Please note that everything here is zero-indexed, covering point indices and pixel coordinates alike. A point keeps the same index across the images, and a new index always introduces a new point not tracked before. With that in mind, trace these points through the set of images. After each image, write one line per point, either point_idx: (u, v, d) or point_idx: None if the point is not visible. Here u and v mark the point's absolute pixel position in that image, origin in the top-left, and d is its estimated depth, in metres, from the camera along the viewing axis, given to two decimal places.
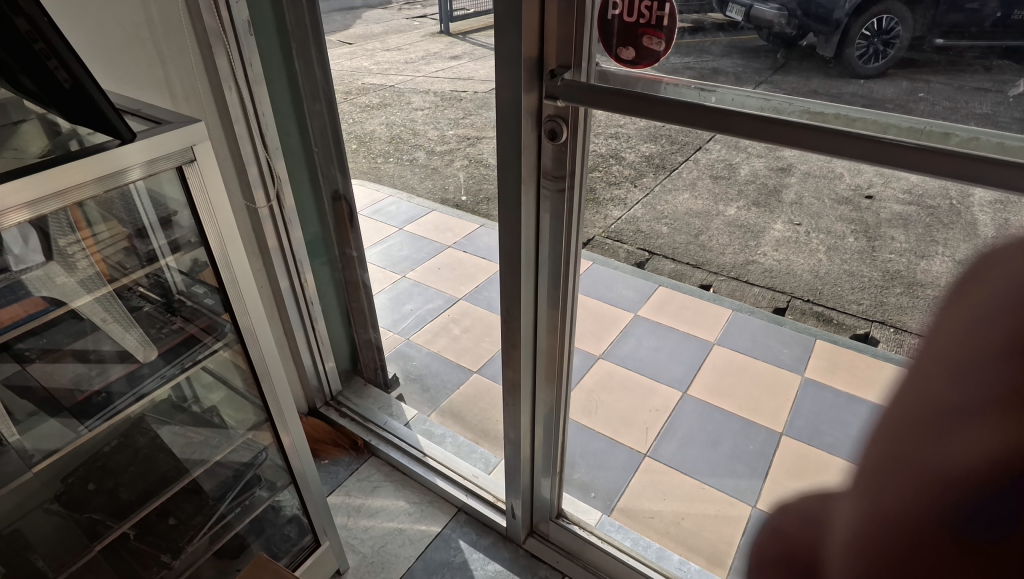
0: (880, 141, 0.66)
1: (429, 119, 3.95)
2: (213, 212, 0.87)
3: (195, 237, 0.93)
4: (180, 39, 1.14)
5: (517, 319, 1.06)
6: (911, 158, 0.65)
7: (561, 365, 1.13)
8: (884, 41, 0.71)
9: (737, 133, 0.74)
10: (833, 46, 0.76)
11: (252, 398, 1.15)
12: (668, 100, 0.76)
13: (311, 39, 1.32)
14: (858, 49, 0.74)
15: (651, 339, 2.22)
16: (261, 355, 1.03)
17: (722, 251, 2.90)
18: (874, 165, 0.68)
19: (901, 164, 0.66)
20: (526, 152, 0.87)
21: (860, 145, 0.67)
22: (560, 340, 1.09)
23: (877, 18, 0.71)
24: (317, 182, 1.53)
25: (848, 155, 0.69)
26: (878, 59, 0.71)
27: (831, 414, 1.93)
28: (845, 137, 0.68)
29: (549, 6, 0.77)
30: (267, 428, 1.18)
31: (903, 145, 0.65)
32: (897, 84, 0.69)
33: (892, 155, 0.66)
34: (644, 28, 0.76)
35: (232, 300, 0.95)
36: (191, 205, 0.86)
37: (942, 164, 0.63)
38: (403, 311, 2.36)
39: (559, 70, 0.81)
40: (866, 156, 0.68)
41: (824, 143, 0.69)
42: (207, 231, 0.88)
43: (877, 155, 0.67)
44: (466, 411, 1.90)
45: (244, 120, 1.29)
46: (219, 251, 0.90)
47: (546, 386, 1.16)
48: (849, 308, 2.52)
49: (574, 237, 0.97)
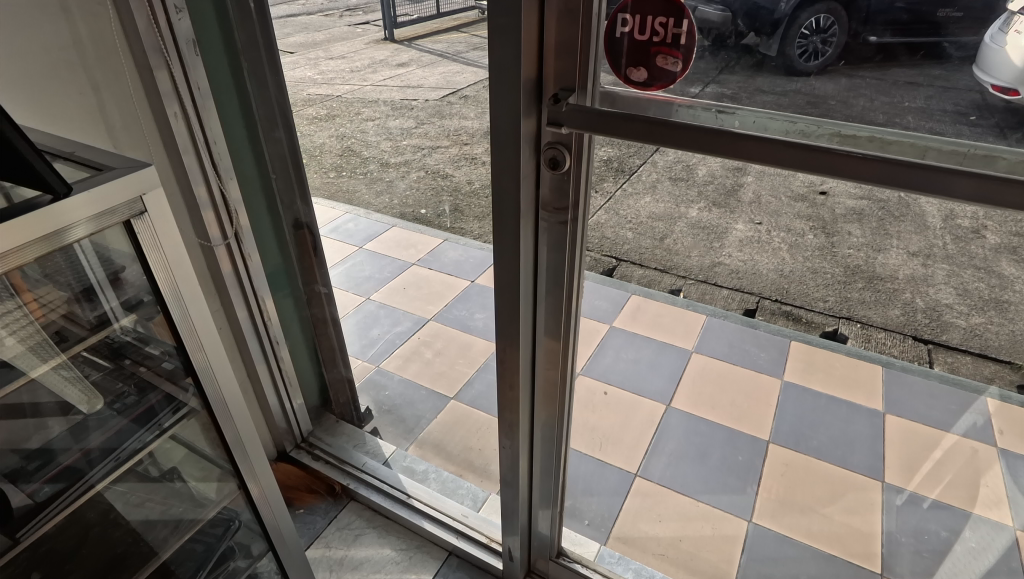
0: (926, 166, 0.61)
1: (382, 129, 3.83)
2: (170, 266, 0.76)
3: (148, 295, 0.80)
4: (117, 63, 1.01)
5: (513, 353, 0.97)
6: (963, 186, 0.60)
7: (560, 397, 1.05)
8: (822, 39, 0.68)
9: (767, 160, 0.67)
10: (776, 42, 0.71)
11: (216, 459, 1.02)
12: (692, 125, 0.69)
13: (265, 59, 1.21)
14: (798, 46, 0.70)
15: (629, 350, 2.18)
16: (226, 409, 0.92)
17: (688, 254, 2.91)
18: (913, 191, 0.62)
19: (953, 193, 0.61)
20: (525, 184, 0.80)
21: (910, 172, 0.62)
22: (559, 374, 1.01)
23: (815, 16, 0.67)
24: (277, 212, 1.42)
25: (888, 183, 0.63)
26: (817, 57, 0.69)
27: (815, 417, 1.92)
28: (885, 162, 0.62)
29: (548, 20, 0.70)
30: (234, 490, 1.06)
31: (955, 171, 0.60)
32: (836, 82, 0.69)
33: (946, 183, 0.61)
34: (657, 47, 0.70)
35: (195, 361, 0.84)
36: (144, 266, 0.74)
37: (1001, 193, 0.58)
38: (371, 337, 2.24)
39: (562, 94, 0.74)
40: (917, 186, 0.62)
41: (863, 170, 0.63)
42: (163, 287, 0.77)
43: (920, 182, 0.61)
44: (447, 440, 1.81)
45: (193, 150, 1.15)
46: (177, 310, 0.79)
47: (544, 421, 1.09)
48: (817, 305, 2.60)
49: (576, 271, 0.89)
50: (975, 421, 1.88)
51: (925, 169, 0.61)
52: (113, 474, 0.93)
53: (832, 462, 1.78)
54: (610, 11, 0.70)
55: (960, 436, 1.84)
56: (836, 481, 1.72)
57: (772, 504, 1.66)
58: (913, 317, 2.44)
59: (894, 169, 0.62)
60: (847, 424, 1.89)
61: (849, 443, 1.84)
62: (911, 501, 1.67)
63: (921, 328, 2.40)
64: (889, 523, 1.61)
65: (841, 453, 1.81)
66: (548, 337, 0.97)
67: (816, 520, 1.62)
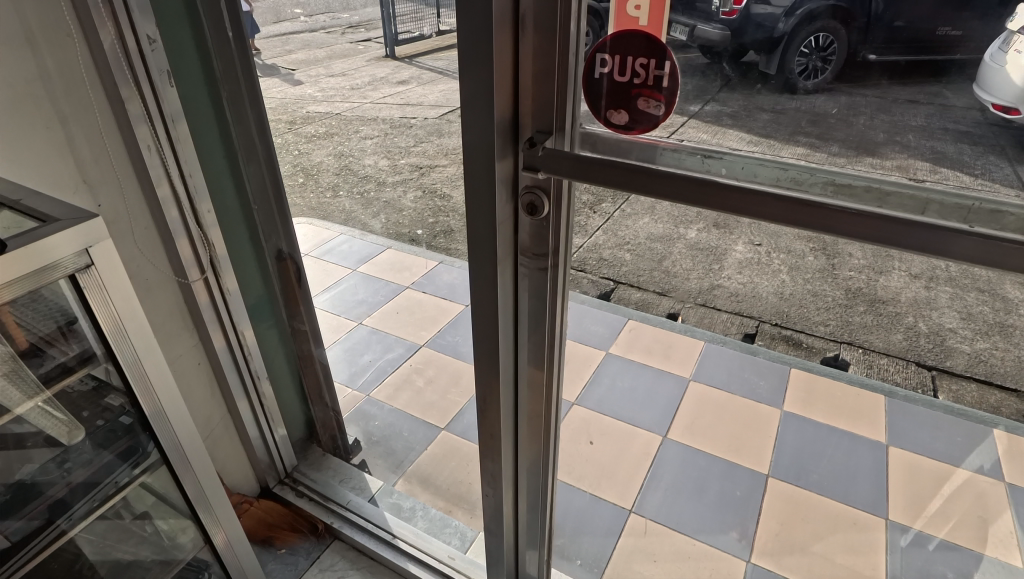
0: (930, 224, 0.56)
1: (380, 147, 3.80)
2: (115, 312, 0.73)
3: (101, 351, 0.76)
4: (86, 96, 0.98)
5: (495, 394, 0.92)
6: (967, 250, 0.55)
7: (546, 441, 1.01)
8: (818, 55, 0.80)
9: (758, 214, 0.62)
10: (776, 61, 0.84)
11: (173, 502, 0.98)
12: (678, 176, 0.64)
13: (244, 88, 1.17)
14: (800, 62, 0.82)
15: (625, 378, 2.12)
16: (186, 461, 0.90)
17: (687, 276, 2.86)
18: (909, 251, 0.58)
19: (956, 254, 0.56)
20: (501, 229, 0.76)
21: (913, 231, 0.57)
22: (544, 423, 0.97)
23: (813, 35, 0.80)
24: (259, 241, 1.38)
25: (890, 244, 0.58)
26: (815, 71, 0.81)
27: (815, 449, 1.86)
28: (886, 220, 0.57)
29: (524, 62, 0.67)
30: (191, 532, 1.04)
31: (959, 233, 0.55)
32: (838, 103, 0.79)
33: (951, 244, 0.56)
34: (639, 88, 0.67)
35: (145, 406, 0.81)
36: (88, 314, 0.71)
37: (1007, 258, 0.53)
38: (361, 363, 2.20)
39: (538, 137, 0.70)
40: (922, 248, 0.57)
41: (861, 230, 0.58)
42: (108, 336, 0.74)
43: (917, 242, 0.57)
44: (436, 474, 1.75)
45: (168, 183, 1.12)
46: (126, 357, 0.76)
47: (529, 461, 1.04)
48: (817, 329, 2.54)
49: (557, 320, 0.86)
50: (982, 465, 1.80)
51: (930, 228, 0.56)
52: (88, 519, 0.90)
53: (833, 498, 1.71)
54: (588, 52, 0.66)
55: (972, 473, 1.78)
56: (838, 518, 1.66)
57: (772, 542, 1.60)
58: (916, 342, 2.39)
59: (896, 229, 0.57)
60: (849, 457, 1.83)
61: (852, 476, 1.78)
62: (916, 543, 1.61)
63: (924, 354, 2.34)
64: (894, 566, 1.56)
65: (844, 487, 1.74)
66: (532, 365, 0.92)
67: (817, 562, 1.56)
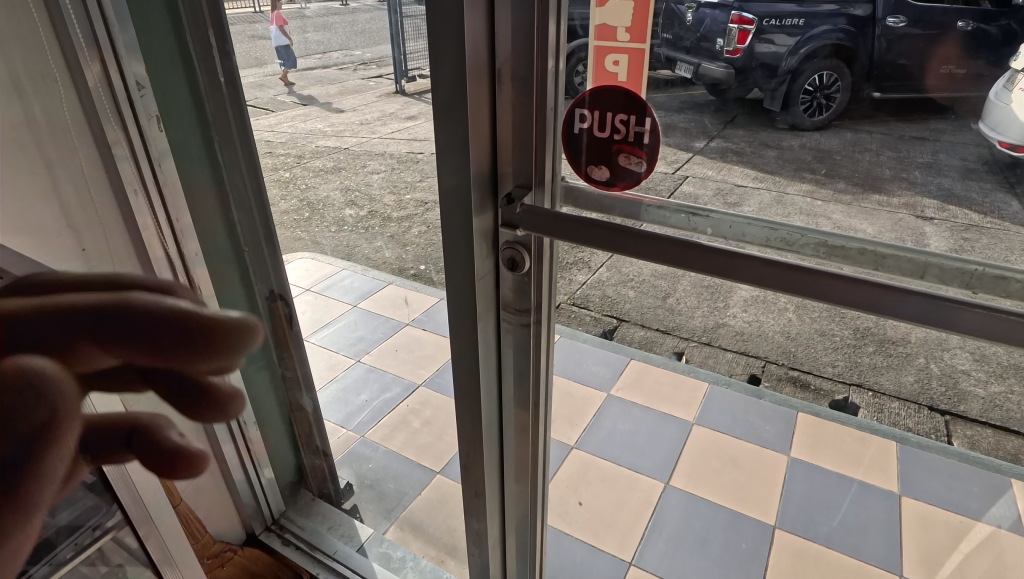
0: (922, 293, 0.57)
1: (386, 182, 3.81)
2: (68, 356, 0.74)
3: (60, 405, 0.76)
4: (73, 141, 0.97)
5: (480, 448, 0.92)
6: (968, 322, 0.56)
7: (533, 494, 0.98)
8: (826, 96, 0.96)
9: (742, 278, 0.64)
10: (778, 103, 1.04)
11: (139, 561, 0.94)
12: (659, 237, 0.66)
13: (235, 128, 1.18)
14: (803, 103, 1.02)
15: (627, 421, 2.07)
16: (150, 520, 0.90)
17: (692, 314, 2.81)
18: (899, 320, 0.59)
19: (954, 326, 0.57)
20: (481, 283, 0.79)
21: (911, 301, 0.58)
22: (532, 475, 0.95)
23: (820, 74, 0.94)
24: (251, 282, 1.36)
25: (883, 313, 0.59)
26: (822, 113, 0.99)
27: (824, 498, 1.79)
28: (877, 286, 0.59)
29: (501, 116, 0.71)
30: None
31: (954, 304, 0.56)
32: (838, 137, 1.03)
33: (950, 316, 0.56)
34: (620, 144, 0.73)
35: (105, 461, 0.82)
36: (45, 369, 0.73)
37: (1009, 332, 0.54)
38: (357, 403, 2.15)
39: (517, 193, 0.74)
40: (915, 316, 0.58)
41: (852, 296, 0.60)
42: (65, 391, 0.75)
43: (905, 312, 0.58)
44: (428, 521, 1.70)
45: (154, 226, 1.11)
46: (80, 412, 0.77)
47: (517, 514, 1.01)
48: (824, 370, 2.45)
49: (543, 377, 0.87)
50: (999, 521, 1.72)
51: (926, 298, 0.57)
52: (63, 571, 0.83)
53: (843, 552, 1.64)
54: (568, 107, 0.72)
55: (990, 527, 1.70)
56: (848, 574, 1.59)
57: None
58: (928, 385, 2.32)
59: (887, 297, 0.59)
60: (858, 507, 1.76)
61: (863, 529, 1.70)
62: None
63: (936, 397, 2.27)
64: None
65: (854, 542, 1.67)
66: (519, 407, 0.91)
67: None
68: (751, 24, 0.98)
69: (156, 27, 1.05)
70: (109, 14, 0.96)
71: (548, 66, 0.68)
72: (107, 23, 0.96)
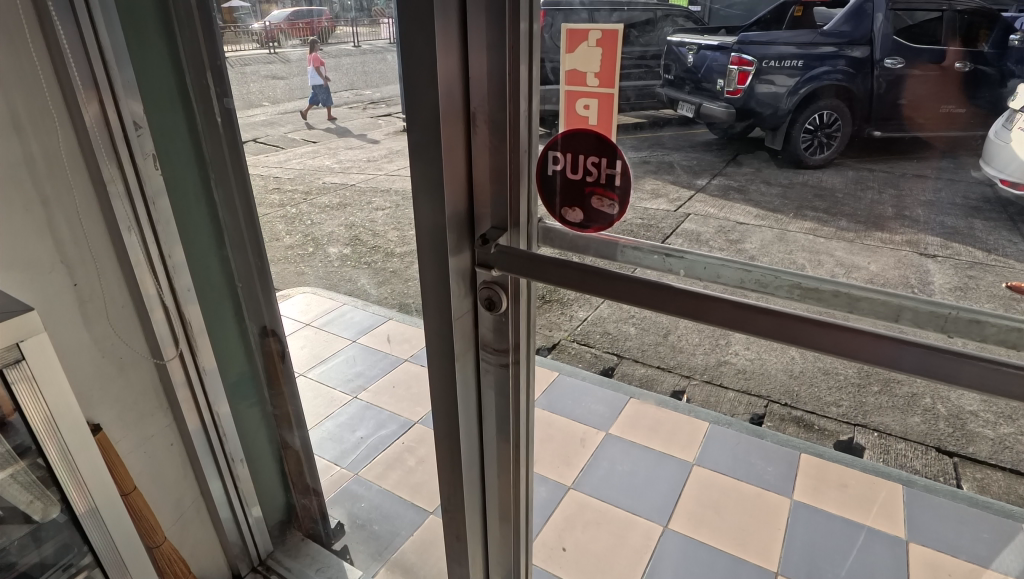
0: (924, 345, 0.60)
1: (391, 218, 3.83)
2: (42, 393, 0.75)
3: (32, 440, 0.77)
4: (68, 178, 0.99)
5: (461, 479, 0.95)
6: (968, 375, 0.59)
7: (515, 526, 0.99)
8: (826, 133, 1.01)
9: (713, 319, 0.70)
10: (779, 141, 1.09)
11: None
12: (631, 279, 0.72)
13: (230, 165, 1.19)
14: (805, 143, 1.06)
15: (625, 461, 2.03)
16: (121, 564, 0.92)
17: (693, 352, 2.78)
18: (890, 368, 0.62)
19: (959, 379, 0.60)
20: (460, 322, 0.84)
21: (917, 354, 0.60)
22: (514, 506, 0.97)
23: (818, 114, 0.99)
24: (243, 317, 1.36)
25: (884, 364, 0.63)
26: (825, 149, 1.05)
27: (827, 543, 1.74)
28: (878, 337, 0.62)
29: (478, 160, 0.77)
30: None
31: (945, 352, 0.59)
32: (846, 173, 1.10)
33: (955, 370, 0.59)
34: (593, 187, 0.81)
35: (78, 505, 0.84)
36: (19, 409, 0.74)
37: (1007, 384, 0.57)
38: (353, 440, 2.13)
39: (491, 234, 0.80)
40: (915, 368, 0.61)
41: (848, 344, 0.63)
42: (40, 429, 0.77)
43: (894, 360, 0.62)
44: (419, 563, 1.66)
45: (147, 261, 1.11)
46: (53, 450, 0.79)
47: (501, 545, 1.02)
48: (828, 411, 2.40)
49: (522, 414, 0.91)
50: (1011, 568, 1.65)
51: (927, 350, 0.60)
52: None
53: None
54: (543, 149, 0.79)
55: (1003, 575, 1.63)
56: None
57: None
58: (935, 426, 2.28)
59: (888, 348, 0.61)
60: (863, 554, 1.70)
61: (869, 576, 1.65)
62: None
63: (944, 439, 2.22)
64: None
65: None
66: (501, 439, 0.94)
67: None
68: (751, 66, 1.02)
69: (155, 67, 1.08)
70: (108, 55, 0.99)
71: (521, 108, 0.74)
72: (106, 64, 0.98)
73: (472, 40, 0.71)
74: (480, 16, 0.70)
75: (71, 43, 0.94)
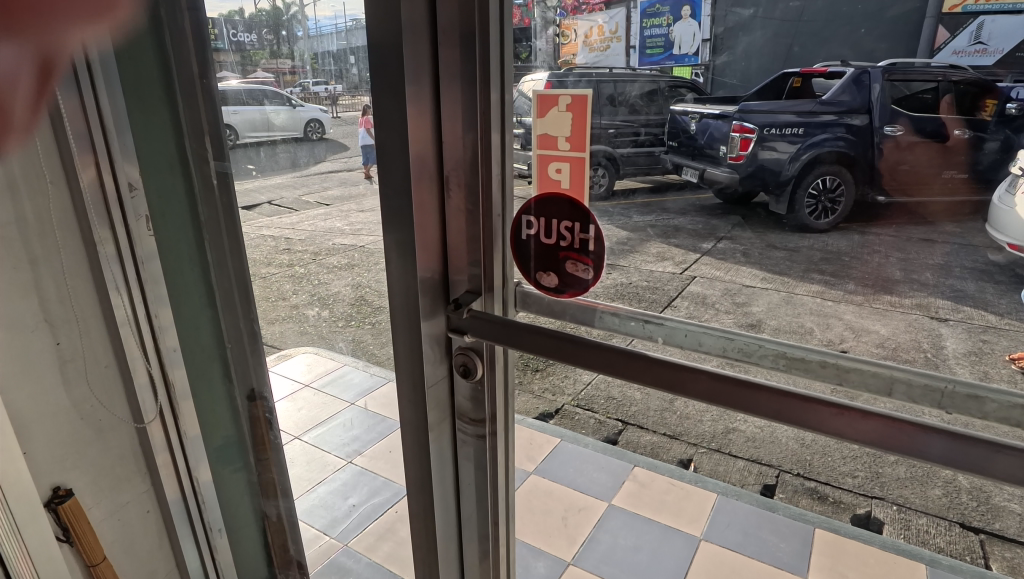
0: (947, 432, 0.56)
1: None
2: None
3: None
4: (60, 241, 1.00)
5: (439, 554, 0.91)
6: (1001, 467, 0.54)
7: None
8: (829, 195, 0.98)
9: (691, 393, 0.67)
10: (783, 203, 1.09)
11: None
12: (606, 347, 0.71)
13: (225, 230, 1.20)
14: (808, 205, 1.04)
15: (627, 535, 1.93)
16: None
17: (701, 418, 2.70)
18: (900, 453, 0.59)
19: (991, 472, 0.55)
20: (435, 389, 0.84)
21: (940, 442, 0.56)
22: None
23: (822, 177, 0.96)
24: (231, 381, 1.32)
25: (907, 452, 0.58)
26: (830, 212, 1.01)
27: None
28: (898, 423, 0.58)
29: (452, 224, 0.80)
30: None
31: (967, 437, 0.55)
32: (849, 239, 1.07)
33: (984, 460, 0.55)
34: (566, 251, 0.82)
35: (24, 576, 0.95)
36: None
37: None
38: (345, 507, 2.05)
39: (463, 298, 0.81)
40: (940, 456, 0.57)
41: (865, 430, 0.59)
42: None
43: (906, 444, 0.58)
44: None
45: (133, 323, 1.10)
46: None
47: None
48: (843, 482, 2.28)
49: (503, 488, 0.89)
50: None
51: (955, 438, 0.56)
52: None
53: None
54: (516, 213, 0.81)
55: None
56: None
57: None
58: (958, 500, 2.15)
59: (911, 435, 0.57)
60: None
61: None
62: None
63: (968, 514, 2.09)
64: None
65: None
66: (482, 511, 0.90)
67: None
68: (753, 133, 1.00)
69: (156, 134, 1.11)
70: (108, 121, 1.01)
71: (492, 173, 0.77)
72: (105, 130, 1.01)
73: (447, 110, 0.75)
74: (453, 83, 0.73)
75: (71, 111, 0.96)
